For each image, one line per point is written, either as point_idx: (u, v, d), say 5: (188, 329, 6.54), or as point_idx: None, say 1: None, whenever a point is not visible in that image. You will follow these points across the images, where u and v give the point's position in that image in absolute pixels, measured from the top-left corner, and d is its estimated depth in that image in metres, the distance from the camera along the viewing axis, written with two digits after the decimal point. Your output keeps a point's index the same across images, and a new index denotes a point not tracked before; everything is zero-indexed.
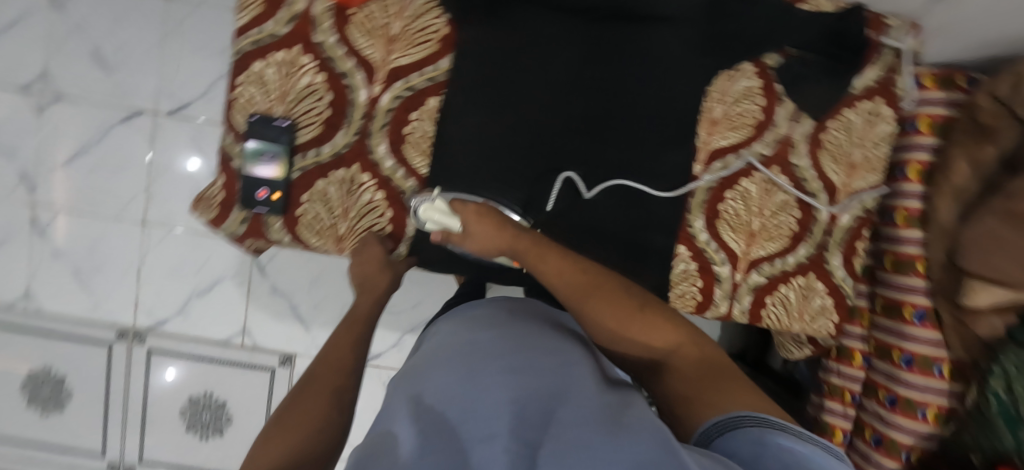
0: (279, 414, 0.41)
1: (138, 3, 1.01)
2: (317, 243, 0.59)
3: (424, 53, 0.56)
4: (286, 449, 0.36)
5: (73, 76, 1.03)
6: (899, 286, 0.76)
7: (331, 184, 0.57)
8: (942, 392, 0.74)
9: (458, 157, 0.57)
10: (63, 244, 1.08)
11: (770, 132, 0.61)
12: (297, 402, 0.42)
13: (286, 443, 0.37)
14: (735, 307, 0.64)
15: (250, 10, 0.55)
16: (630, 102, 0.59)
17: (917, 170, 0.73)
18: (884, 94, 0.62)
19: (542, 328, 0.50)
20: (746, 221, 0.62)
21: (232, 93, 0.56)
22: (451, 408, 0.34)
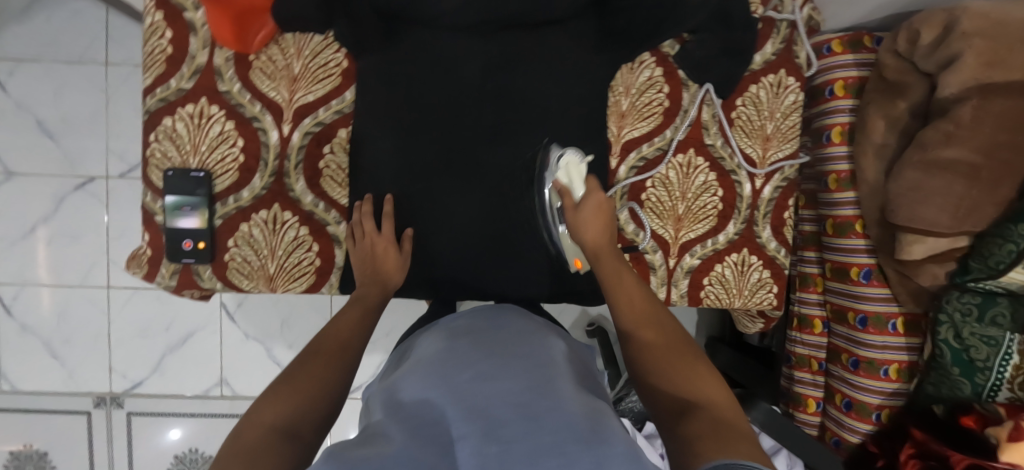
0: (270, 392, 0.40)
1: (76, 73, 1.03)
2: (249, 286, 0.60)
3: (328, 87, 0.57)
4: (269, 429, 0.35)
5: (21, 152, 1.04)
6: (842, 249, 0.77)
7: (255, 227, 0.58)
8: (900, 348, 0.74)
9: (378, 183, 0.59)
10: (29, 319, 1.09)
11: (679, 117, 0.63)
12: (290, 381, 0.41)
13: (270, 422, 0.36)
14: (673, 292, 0.64)
15: (153, 69, 0.56)
16: (539, 106, 0.60)
17: (840, 132, 0.76)
18: (786, 65, 0.64)
19: (523, 330, 0.50)
20: (671, 207, 0.63)
21: (146, 151, 0.57)
22: (429, 413, 0.33)
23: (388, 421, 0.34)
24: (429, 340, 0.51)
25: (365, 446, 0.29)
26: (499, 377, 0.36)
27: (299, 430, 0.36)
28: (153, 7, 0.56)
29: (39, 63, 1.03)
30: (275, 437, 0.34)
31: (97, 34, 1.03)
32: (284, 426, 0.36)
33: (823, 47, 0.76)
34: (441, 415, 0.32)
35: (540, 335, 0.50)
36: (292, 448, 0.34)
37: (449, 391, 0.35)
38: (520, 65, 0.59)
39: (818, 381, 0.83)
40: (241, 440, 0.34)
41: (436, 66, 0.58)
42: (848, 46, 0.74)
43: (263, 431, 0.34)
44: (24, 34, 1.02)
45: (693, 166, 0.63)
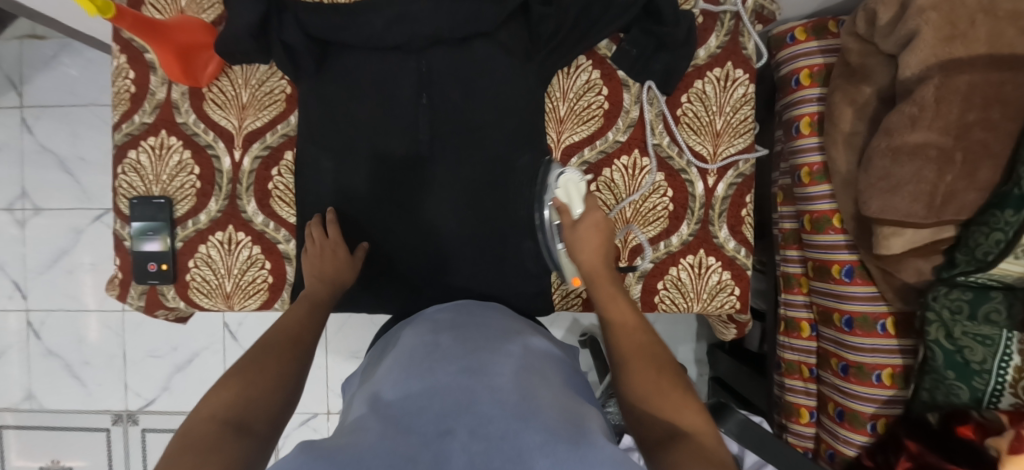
0: (222, 385, 0.40)
1: (91, 115, 1.14)
2: (209, 304, 0.63)
3: (274, 113, 0.61)
4: (219, 423, 0.35)
5: (46, 190, 1.15)
6: (821, 246, 0.72)
7: (212, 248, 0.62)
8: (893, 351, 0.68)
9: (323, 200, 0.61)
10: (54, 343, 1.18)
11: (620, 118, 0.62)
12: (243, 374, 0.42)
13: (222, 416, 0.36)
14: (626, 298, 0.62)
15: (119, 107, 0.61)
16: (477, 117, 0.61)
17: (809, 122, 0.72)
18: (732, 57, 0.62)
19: (502, 330, 0.52)
20: (619, 210, 0.62)
21: (115, 182, 0.62)
22: (408, 405, 0.36)
23: (368, 415, 0.36)
24: (412, 332, 0.54)
25: (345, 439, 0.32)
26: (477, 376, 0.39)
27: (251, 424, 0.37)
28: (119, 51, 0.61)
29: (59, 109, 1.14)
30: (228, 431, 0.35)
31: (109, 79, 1.13)
32: (235, 421, 0.36)
33: (786, 36, 0.73)
34: (419, 407, 0.35)
35: (512, 334, 0.52)
36: (246, 440, 0.35)
37: (429, 387, 0.38)
38: (455, 78, 0.60)
39: (810, 389, 0.77)
40: (192, 434, 0.34)
41: (373, 87, 0.60)
42: (811, 33, 0.71)
43: (214, 426, 0.35)
44: (45, 84, 1.13)
45: (639, 168, 0.62)
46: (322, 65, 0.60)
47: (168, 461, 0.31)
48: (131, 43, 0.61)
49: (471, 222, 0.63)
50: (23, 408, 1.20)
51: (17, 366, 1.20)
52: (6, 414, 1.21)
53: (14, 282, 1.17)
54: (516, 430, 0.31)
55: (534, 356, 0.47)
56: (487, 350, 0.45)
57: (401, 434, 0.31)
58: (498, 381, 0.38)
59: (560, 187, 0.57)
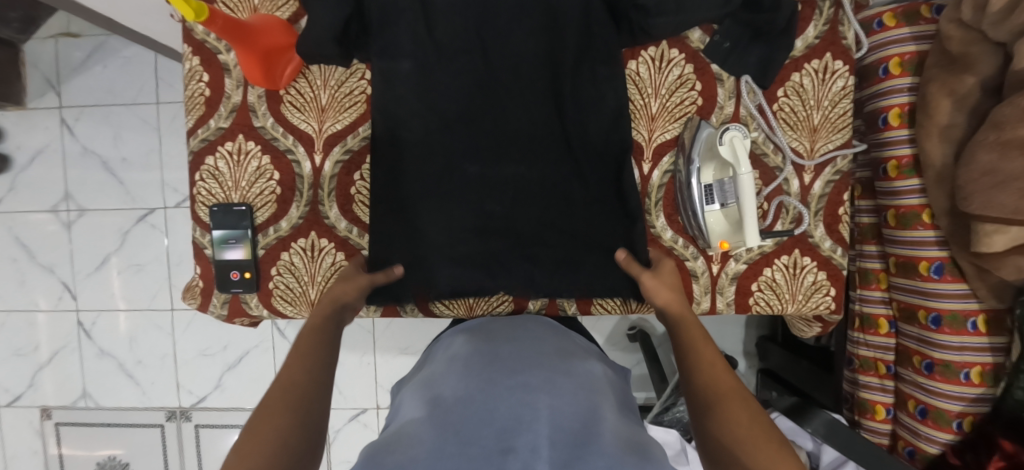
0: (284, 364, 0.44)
1: (131, 114, 1.15)
2: (293, 312, 0.62)
3: (355, 114, 0.59)
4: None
5: (91, 191, 1.17)
6: (907, 241, 0.70)
7: (295, 255, 0.60)
8: (982, 349, 0.66)
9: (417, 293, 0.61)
10: (107, 342, 1.21)
11: (715, 115, 0.60)
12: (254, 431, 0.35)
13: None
14: (719, 300, 0.61)
15: (194, 112, 0.59)
16: (535, 130, 0.59)
17: (899, 114, 0.69)
18: (832, 48, 0.58)
19: (555, 348, 0.47)
20: (806, 116, 0.59)
21: (194, 190, 0.60)
22: (467, 410, 0.34)
23: (422, 419, 0.34)
24: (459, 341, 0.50)
25: (396, 451, 0.29)
26: (540, 390, 0.36)
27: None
28: (190, 53, 0.59)
29: (101, 109, 1.16)
30: None
31: (147, 78, 1.14)
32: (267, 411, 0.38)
33: (874, 22, 0.70)
34: (477, 419, 0.32)
35: (570, 350, 0.48)
36: None
37: (486, 399, 0.35)
38: (576, 81, 0.57)
39: (887, 385, 0.76)
40: None
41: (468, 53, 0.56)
42: (902, 18, 0.68)
43: None
44: (86, 85, 1.15)
45: (830, 72, 0.58)
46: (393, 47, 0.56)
47: None
48: (203, 44, 0.58)
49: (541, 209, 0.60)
50: (79, 406, 1.23)
51: (72, 366, 1.22)
52: (61, 412, 1.23)
53: (63, 284, 1.20)
54: (586, 459, 0.28)
55: (599, 381, 0.42)
56: (544, 363, 0.42)
57: (458, 450, 0.29)
58: (563, 400, 0.35)
59: (725, 144, 0.53)
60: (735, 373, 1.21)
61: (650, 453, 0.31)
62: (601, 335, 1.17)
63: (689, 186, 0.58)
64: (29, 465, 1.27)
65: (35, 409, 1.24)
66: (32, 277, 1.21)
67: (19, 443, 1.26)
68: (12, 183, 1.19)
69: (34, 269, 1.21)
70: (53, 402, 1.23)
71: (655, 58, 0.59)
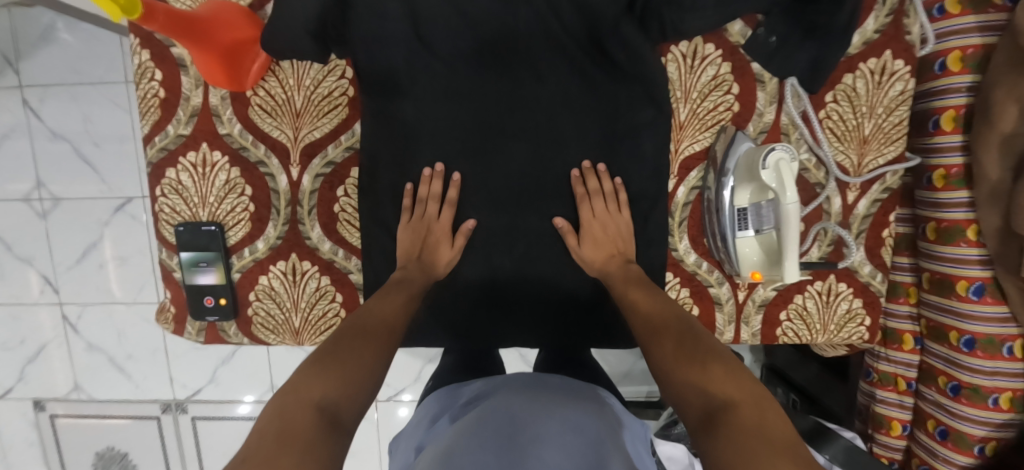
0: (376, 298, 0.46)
1: (98, 94, 1.05)
2: (276, 340, 0.56)
3: (336, 120, 0.51)
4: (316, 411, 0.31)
5: (62, 178, 1.09)
6: (947, 258, 0.64)
7: (275, 279, 0.54)
8: (1015, 374, 0.62)
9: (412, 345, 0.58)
10: (94, 336, 1.17)
11: (752, 123, 0.52)
12: (332, 359, 0.37)
13: (315, 402, 0.32)
14: (743, 330, 0.55)
15: (149, 116, 0.51)
16: (551, 162, 0.52)
17: (953, 117, 0.62)
18: (893, 45, 0.50)
19: (564, 397, 0.45)
20: (856, 126, 0.52)
21: (155, 207, 0.53)
22: None
23: None
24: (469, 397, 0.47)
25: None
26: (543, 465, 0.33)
27: (342, 415, 0.32)
28: (139, 45, 0.49)
29: (64, 88, 1.05)
30: (322, 419, 0.31)
31: (112, 54, 1.02)
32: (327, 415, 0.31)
33: (934, 9, 0.62)
34: None
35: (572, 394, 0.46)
36: (338, 437, 0.30)
37: None
38: (589, 108, 0.51)
39: (906, 402, 0.73)
40: (288, 422, 0.30)
41: (472, 77, 0.50)
42: (969, 5, 0.58)
43: (311, 415, 0.31)
44: (44, 60, 1.04)
45: (889, 73, 0.50)
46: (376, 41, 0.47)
47: (261, 451, 0.27)
48: (153, 35, 0.49)
49: (557, 240, 0.54)
50: (72, 398, 1.21)
51: (61, 358, 1.19)
52: (55, 404, 1.21)
53: (44, 276, 1.14)
54: None
55: (605, 429, 0.40)
56: (541, 418, 0.40)
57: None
58: None
59: (767, 169, 0.45)
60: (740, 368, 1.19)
61: None
62: None
63: (719, 208, 0.51)
64: (28, 452, 1.26)
65: (28, 401, 1.21)
66: (9, 269, 1.15)
67: (15, 433, 1.24)
68: None
69: (10, 260, 1.14)
70: (45, 394, 1.21)
71: (686, 55, 0.50)
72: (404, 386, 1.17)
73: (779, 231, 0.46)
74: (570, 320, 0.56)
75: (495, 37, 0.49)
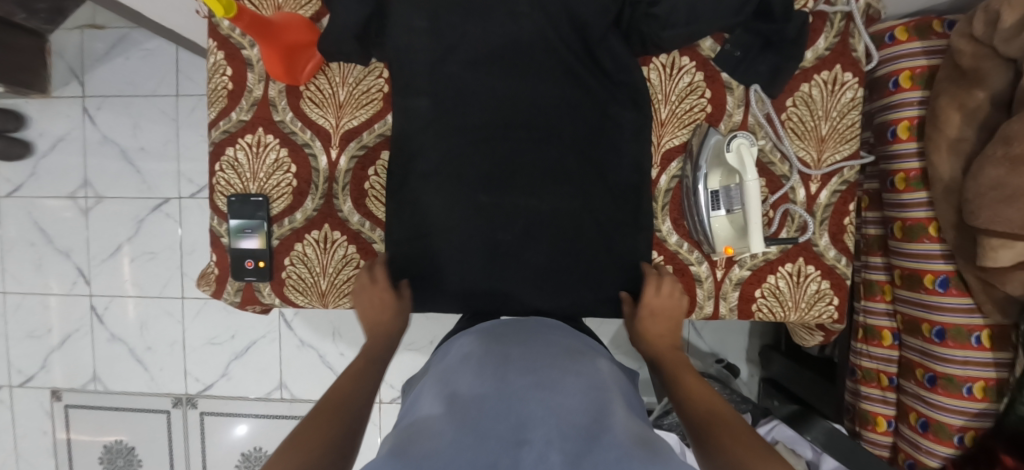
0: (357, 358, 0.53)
1: (149, 105, 1.18)
2: (304, 302, 0.63)
3: (371, 111, 0.61)
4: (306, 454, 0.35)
5: (109, 179, 1.21)
6: (913, 254, 0.70)
7: (308, 246, 0.62)
8: (985, 363, 0.66)
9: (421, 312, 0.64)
10: (118, 328, 1.24)
11: (723, 122, 0.61)
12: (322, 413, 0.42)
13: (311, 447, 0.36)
14: (722, 305, 0.61)
15: (216, 105, 0.61)
16: (552, 152, 0.61)
17: (907, 127, 0.70)
18: (842, 60, 0.59)
19: (567, 349, 0.50)
20: (814, 126, 0.60)
21: (213, 180, 0.62)
22: (481, 404, 0.37)
23: (439, 411, 0.37)
24: (471, 340, 0.52)
25: (420, 438, 0.33)
26: (551, 389, 0.39)
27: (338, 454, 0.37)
28: (215, 47, 0.61)
29: (122, 99, 1.19)
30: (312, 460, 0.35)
31: (168, 71, 1.17)
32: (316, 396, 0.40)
33: (886, 35, 0.71)
34: (494, 413, 0.35)
35: (584, 354, 0.50)
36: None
37: (505, 397, 0.37)
38: (587, 106, 0.60)
39: (889, 398, 0.76)
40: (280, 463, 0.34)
41: (488, 79, 0.60)
42: (914, 33, 0.68)
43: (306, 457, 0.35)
44: (109, 75, 1.19)
45: (840, 83, 0.59)
46: (406, 44, 0.58)
47: None
48: (228, 39, 0.61)
49: (555, 220, 0.61)
50: (88, 389, 1.26)
51: (83, 348, 1.25)
52: (71, 394, 1.26)
53: (79, 268, 1.23)
54: (597, 448, 0.31)
55: (607, 377, 0.46)
56: (558, 373, 0.42)
57: (477, 443, 0.31)
58: (571, 400, 0.38)
59: (732, 151, 0.56)
60: (737, 381, 1.21)
61: (657, 443, 0.35)
62: (606, 336, 1.15)
63: (695, 192, 0.59)
64: (38, 445, 1.29)
65: (46, 390, 1.26)
66: (48, 261, 1.24)
67: (29, 423, 1.28)
68: (33, 169, 1.23)
69: (51, 252, 1.24)
70: (63, 384, 1.26)
71: (666, 65, 0.60)
72: None
73: (745, 208, 0.54)
74: (566, 293, 0.62)
75: (510, 47, 0.59)
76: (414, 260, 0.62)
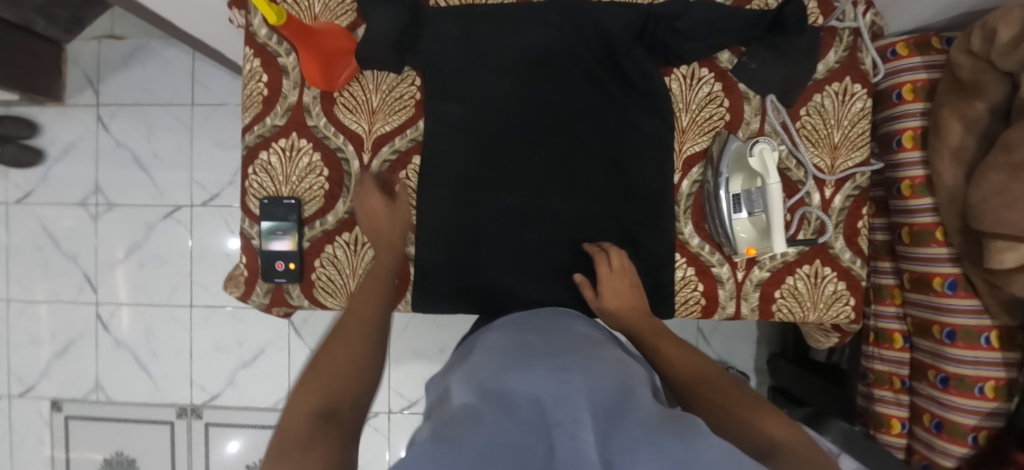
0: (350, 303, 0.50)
1: (165, 113, 1.19)
2: (332, 303, 0.64)
3: (403, 117, 0.63)
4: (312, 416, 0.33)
5: (120, 186, 1.21)
6: (922, 258, 0.72)
7: (338, 248, 0.63)
8: (995, 363, 0.68)
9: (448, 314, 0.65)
10: (124, 336, 1.22)
11: (741, 130, 0.63)
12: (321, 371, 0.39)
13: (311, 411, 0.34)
14: (743, 305, 0.63)
15: (251, 110, 0.63)
16: (577, 155, 0.63)
17: (911, 137, 0.73)
18: (851, 72, 0.62)
19: (589, 339, 0.50)
20: (826, 134, 0.63)
21: (245, 183, 0.63)
22: (510, 388, 0.36)
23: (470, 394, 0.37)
24: (494, 334, 0.52)
25: (453, 415, 0.32)
26: (577, 371, 0.39)
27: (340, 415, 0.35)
28: (251, 55, 0.63)
29: (137, 107, 1.20)
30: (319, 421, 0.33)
31: (185, 80, 1.19)
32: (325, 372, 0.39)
33: (887, 51, 0.75)
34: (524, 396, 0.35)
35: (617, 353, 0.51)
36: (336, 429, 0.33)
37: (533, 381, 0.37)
38: (611, 112, 0.62)
39: (902, 400, 0.78)
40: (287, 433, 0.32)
41: (516, 86, 0.62)
42: (915, 48, 0.72)
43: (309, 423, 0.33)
44: (126, 84, 1.20)
45: (851, 93, 0.62)
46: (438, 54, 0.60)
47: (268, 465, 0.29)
48: (264, 47, 0.63)
49: (579, 221, 0.63)
50: (90, 399, 1.23)
51: (86, 357, 1.23)
52: (73, 405, 1.23)
53: (86, 276, 1.22)
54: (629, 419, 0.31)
55: (629, 361, 0.46)
56: (582, 358, 0.42)
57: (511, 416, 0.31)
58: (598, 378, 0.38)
59: (754, 155, 0.58)
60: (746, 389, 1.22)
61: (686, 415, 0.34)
62: None
63: (716, 197, 0.61)
64: (34, 457, 1.26)
65: (46, 400, 1.24)
66: (55, 268, 1.23)
67: (26, 435, 1.25)
68: (44, 175, 1.23)
69: (58, 259, 1.23)
70: (64, 394, 1.24)
71: (686, 76, 0.63)
72: (416, 394, 1.20)
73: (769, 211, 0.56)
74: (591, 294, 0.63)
75: (539, 56, 0.62)
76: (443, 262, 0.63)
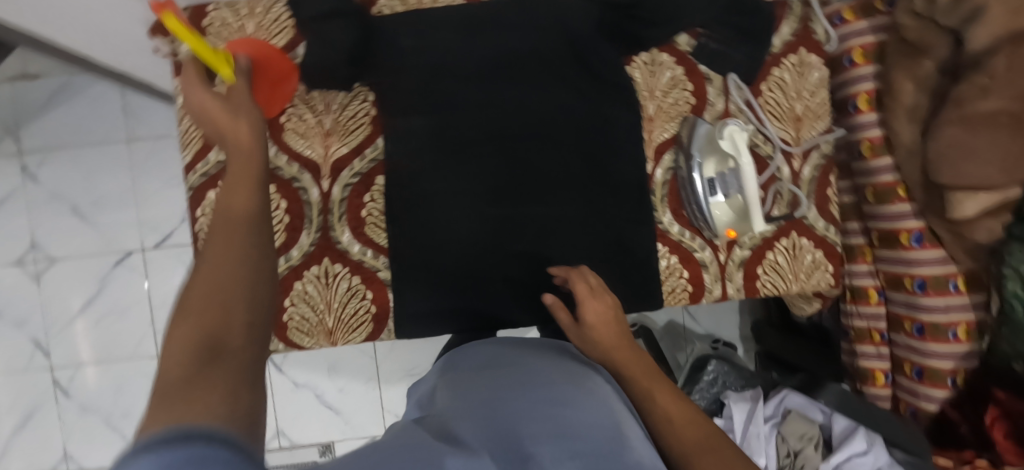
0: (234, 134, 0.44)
1: (98, 154, 1.10)
2: (310, 343, 0.60)
3: (360, 137, 0.59)
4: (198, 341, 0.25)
5: (60, 238, 1.11)
6: (888, 215, 0.74)
7: (308, 284, 0.59)
8: (964, 307, 0.71)
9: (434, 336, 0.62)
10: (88, 399, 1.13)
11: (707, 111, 0.63)
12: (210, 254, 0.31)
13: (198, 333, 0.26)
14: (729, 287, 0.63)
15: (191, 147, 0.58)
16: (549, 156, 0.61)
17: (866, 99, 0.75)
18: (806, 43, 0.63)
19: (581, 365, 0.47)
20: (789, 107, 0.63)
21: (195, 226, 0.58)
22: (491, 422, 0.33)
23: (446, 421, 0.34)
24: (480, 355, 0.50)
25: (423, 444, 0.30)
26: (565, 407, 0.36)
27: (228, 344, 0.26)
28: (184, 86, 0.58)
29: (66, 151, 1.10)
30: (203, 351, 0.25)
31: (117, 116, 1.10)
32: (212, 326, 0.27)
33: (834, 17, 0.76)
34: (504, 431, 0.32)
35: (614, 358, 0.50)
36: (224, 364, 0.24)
37: (515, 416, 0.34)
38: (579, 108, 0.61)
39: (882, 352, 0.81)
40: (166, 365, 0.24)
41: (478, 92, 0.59)
42: (860, 13, 0.74)
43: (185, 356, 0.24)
44: (50, 127, 1.10)
45: (807, 64, 0.63)
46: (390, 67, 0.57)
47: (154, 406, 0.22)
48: None
49: (559, 224, 0.61)
50: None
51: (49, 428, 1.14)
52: None
53: (35, 340, 1.12)
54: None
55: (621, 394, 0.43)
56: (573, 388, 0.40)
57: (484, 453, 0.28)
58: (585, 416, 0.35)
59: (726, 138, 0.59)
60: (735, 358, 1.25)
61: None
62: None
63: (692, 182, 0.61)
64: None
65: None
66: None
67: None
68: None
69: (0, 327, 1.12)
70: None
71: (647, 63, 0.62)
72: None
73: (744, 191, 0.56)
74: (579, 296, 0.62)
75: (500, 59, 0.59)
76: (422, 283, 0.60)
